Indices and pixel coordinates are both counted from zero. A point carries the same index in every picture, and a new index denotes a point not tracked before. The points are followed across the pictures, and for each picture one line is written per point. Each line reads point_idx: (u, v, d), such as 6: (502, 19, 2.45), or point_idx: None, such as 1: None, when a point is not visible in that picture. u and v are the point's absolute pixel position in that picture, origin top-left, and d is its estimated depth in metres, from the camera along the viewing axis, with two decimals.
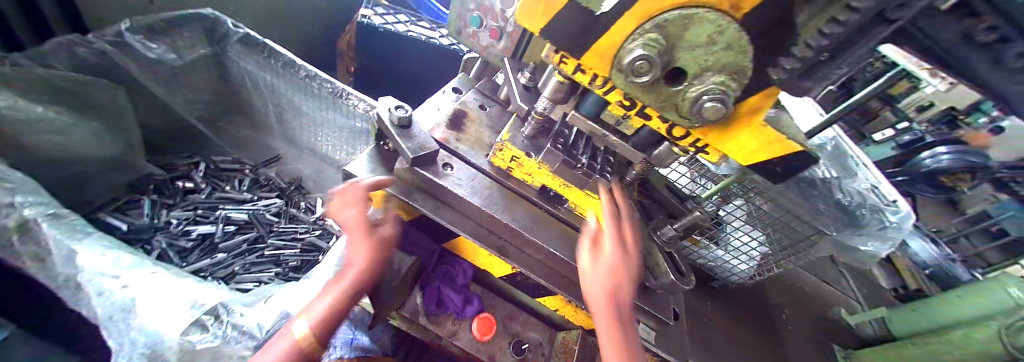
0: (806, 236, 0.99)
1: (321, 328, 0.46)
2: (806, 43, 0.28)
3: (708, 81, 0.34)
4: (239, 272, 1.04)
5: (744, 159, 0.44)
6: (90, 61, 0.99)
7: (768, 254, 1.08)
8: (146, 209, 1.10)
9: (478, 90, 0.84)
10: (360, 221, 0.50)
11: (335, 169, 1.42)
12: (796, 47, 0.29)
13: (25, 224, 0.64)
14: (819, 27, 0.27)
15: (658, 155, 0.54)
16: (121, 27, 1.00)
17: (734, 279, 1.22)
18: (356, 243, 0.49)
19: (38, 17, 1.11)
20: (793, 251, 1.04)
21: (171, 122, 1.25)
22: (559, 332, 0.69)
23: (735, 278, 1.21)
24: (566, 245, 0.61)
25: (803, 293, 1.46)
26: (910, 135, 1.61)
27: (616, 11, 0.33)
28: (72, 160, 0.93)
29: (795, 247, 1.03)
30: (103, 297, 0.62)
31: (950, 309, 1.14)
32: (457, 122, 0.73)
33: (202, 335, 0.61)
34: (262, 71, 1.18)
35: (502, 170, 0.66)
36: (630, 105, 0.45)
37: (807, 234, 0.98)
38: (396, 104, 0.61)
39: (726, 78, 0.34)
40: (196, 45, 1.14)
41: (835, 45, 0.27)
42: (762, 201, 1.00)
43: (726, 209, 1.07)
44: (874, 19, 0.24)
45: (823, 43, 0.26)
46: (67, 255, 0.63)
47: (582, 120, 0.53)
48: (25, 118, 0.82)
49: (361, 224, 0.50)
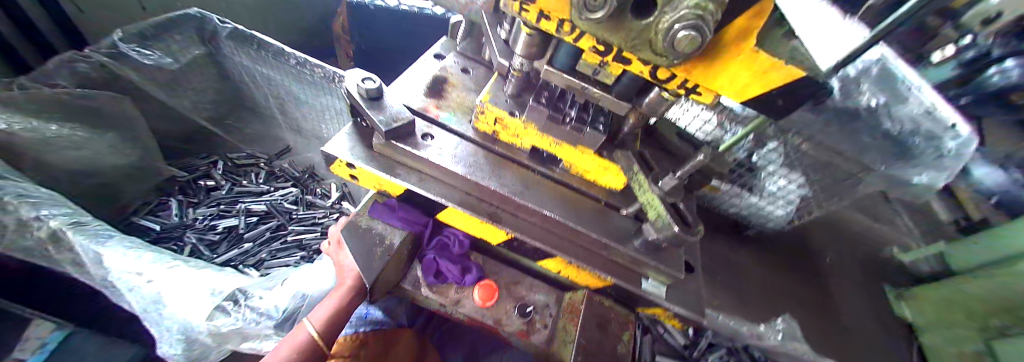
0: (851, 174, 0.89)
1: (328, 322, 0.51)
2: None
3: (678, 7, 0.27)
4: (267, 259, 1.11)
5: (739, 93, 0.37)
6: (92, 75, 1.02)
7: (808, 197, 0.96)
8: (174, 210, 1.18)
9: (460, 53, 0.78)
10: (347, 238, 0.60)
11: None
12: None
13: (55, 233, 0.69)
14: None
15: (649, 104, 0.47)
16: (114, 38, 1.02)
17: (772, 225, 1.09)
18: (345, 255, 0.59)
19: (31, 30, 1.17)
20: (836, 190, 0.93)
21: (183, 126, 1.29)
22: (566, 293, 0.68)
23: (773, 224, 1.08)
24: (560, 203, 0.59)
25: (855, 236, 1.35)
26: (975, 51, 0.96)
27: None
28: (97, 172, 1.00)
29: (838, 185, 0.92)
30: (135, 292, 0.68)
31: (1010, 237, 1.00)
32: (438, 89, 0.69)
33: (225, 319, 0.65)
34: (256, 64, 1.18)
35: (489, 135, 0.62)
36: (605, 50, 0.38)
37: (852, 171, 0.88)
38: (364, 77, 0.58)
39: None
40: (189, 47, 1.14)
41: None
42: (800, 141, 0.92)
43: (760, 154, 0.93)
44: None
45: None
46: (95, 258, 0.68)
47: (557, 74, 0.47)
48: (43, 138, 0.86)
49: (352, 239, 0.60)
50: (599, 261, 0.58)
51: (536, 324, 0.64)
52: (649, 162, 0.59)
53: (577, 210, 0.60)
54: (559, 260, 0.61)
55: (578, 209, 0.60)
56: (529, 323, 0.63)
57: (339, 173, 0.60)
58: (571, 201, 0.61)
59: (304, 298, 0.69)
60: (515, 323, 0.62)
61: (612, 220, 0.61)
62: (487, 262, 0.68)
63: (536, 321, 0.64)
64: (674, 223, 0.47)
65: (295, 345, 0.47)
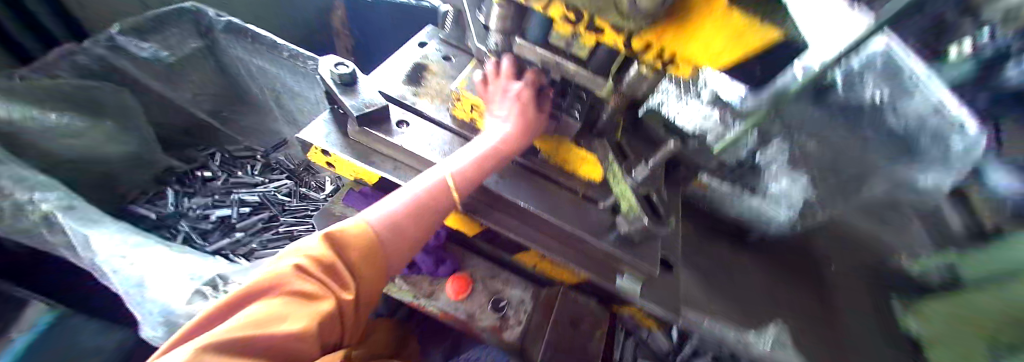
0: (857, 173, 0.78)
1: (464, 182, 0.46)
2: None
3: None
4: (258, 248, 1.14)
5: (711, 65, 0.34)
6: (92, 67, 1.02)
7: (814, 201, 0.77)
8: (170, 199, 1.22)
9: (444, 40, 0.76)
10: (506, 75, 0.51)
11: None
12: None
13: (48, 216, 0.77)
14: None
15: (629, 85, 0.43)
16: (111, 31, 1.02)
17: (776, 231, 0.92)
18: (507, 113, 0.49)
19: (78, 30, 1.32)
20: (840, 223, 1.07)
21: (185, 119, 1.31)
22: (544, 289, 0.66)
23: (777, 230, 0.85)
24: (538, 196, 0.57)
25: None
26: None
27: None
28: (96, 161, 1.05)
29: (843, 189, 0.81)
30: (119, 273, 0.71)
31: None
32: (417, 77, 0.66)
33: (203, 303, 0.67)
34: (252, 57, 1.17)
35: (466, 123, 0.61)
36: (576, 19, 0.37)
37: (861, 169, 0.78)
38: (337, 62, 0.58)
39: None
40: (187, 38, 1.13)
41: None
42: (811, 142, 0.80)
43: None
44: None
45: None
46: (83, 239, 0.74)
47: (531, 50, 0.46)
48: (42, 126, 0.90)
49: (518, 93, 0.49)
50: (575, 257, 0.56)
51: (511, 320, 0.60)
52: (626, 150, 0.57)
53: (557, 203, 0.57)
54: (535, 253, 0.60)
55: (556, 201, 0.57)
56: (504, 318, 0.60)
57: (316, 160, 0.60)
58: (547, 191, 0.58)
59: None
60: (490, 319, 0.60)
61: (589, 214, 0.57)
62: (465, 253, 0.67)
63: (509, 318, 0.61)
64: (645, 215, 0.46)
65: (404, 203, 0.41)
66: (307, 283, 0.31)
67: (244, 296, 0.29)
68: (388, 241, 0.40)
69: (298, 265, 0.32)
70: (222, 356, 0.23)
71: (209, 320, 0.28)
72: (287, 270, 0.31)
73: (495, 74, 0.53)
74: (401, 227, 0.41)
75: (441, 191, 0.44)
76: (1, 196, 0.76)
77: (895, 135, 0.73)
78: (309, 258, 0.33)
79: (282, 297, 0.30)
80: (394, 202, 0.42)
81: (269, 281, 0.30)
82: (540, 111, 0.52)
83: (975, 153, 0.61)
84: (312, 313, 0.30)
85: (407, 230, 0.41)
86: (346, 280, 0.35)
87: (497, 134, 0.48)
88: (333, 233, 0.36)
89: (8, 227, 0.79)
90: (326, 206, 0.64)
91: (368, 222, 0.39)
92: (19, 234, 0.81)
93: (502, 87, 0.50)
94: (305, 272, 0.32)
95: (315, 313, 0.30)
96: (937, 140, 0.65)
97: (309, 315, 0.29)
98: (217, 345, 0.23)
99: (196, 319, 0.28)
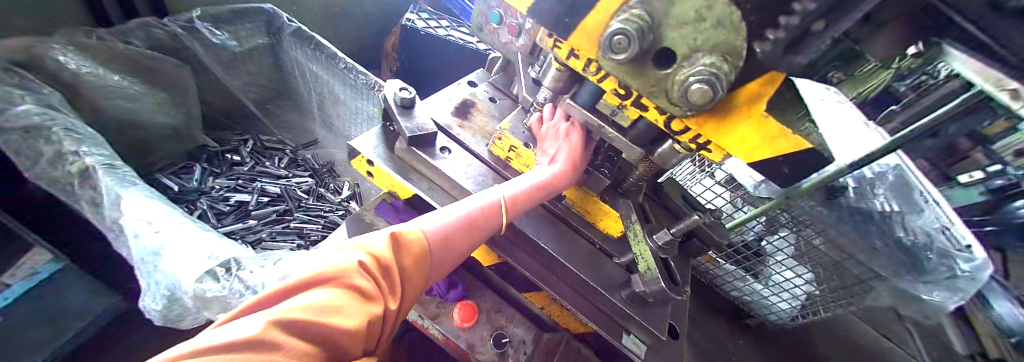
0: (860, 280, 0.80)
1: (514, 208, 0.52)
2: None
3: (629, 10, 0.31)
4: (266, 239, 1.15)
5: (744, 157, 0.38)
6: (164, 42, 1.10)
7: (816, 295, 0.89)
8: (196, 175, 1.25)
9: (492, 84, 0.84)
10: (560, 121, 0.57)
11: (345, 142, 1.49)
12: (709, 54, 0.31)
13: (86, 170, 0.77)
14: (714, 67, 0.30)
15: (661, 154, 0.49)
16: (192, 15, 1.11)
17: (774, 319, 1.04)
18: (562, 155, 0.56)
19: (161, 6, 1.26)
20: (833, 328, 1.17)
21: (231, 103, 1.39)
22: (546, 333, 0.66)
23: (775, 318, 1.04)
24: (557, 240, 0.59)
25: (858, 349, 1.14)
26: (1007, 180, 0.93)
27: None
28: (141, 127, 1.10)
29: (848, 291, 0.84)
30: (138, 239, 0.72)
31: None
32: (464, 111, 0.73)
33: (214, 284, 0.69)
34: (309, 61, 1.27)
35: (501, 160, 0.65)
36: (625, 94, 0.42)
37: None
38: (401, 87, 0.64)
39: (651, 21, 0.31)
40: (256, 35, 1.26)
41: (791, 38, 0.25)
42: (816, 238, 0.80)
43: (781, 273, 0.95)
44: (805, 34, 0.25)
45: (768, 48, 0.26)
46: (114, 198, 0.76)
47: (577, 109, 0.50)
48: (105, 85, 0.96)
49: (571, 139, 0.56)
50: (585, 307, 0.57)
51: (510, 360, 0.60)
52: (648, 214, 0.60)
53: (575, 251, 0.59)
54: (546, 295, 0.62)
55: (573, 248, 0.60)
56: (503, 356, 0.60)
57: (357, 168, 0.64)
58: (566, 237, 0.61)
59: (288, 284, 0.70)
60: (489, 354, 0.60)
61: (604, 268, 0.59)
62: (475, 283, 0.68)
63: (509, 356, 0.60)
64: (661, 278, 0.48)
65: (454, 220, 0.47)
66: (364, 280, 0.34)
67: (305, 283, 0.32)
68: (435, 250, 0.45)
69: (360, 262, 0.35)
70: (280, 331, 0.26)
71: (269, 300, 0.31)
72: (351, 265, 0.34)
73: (550, 117, 0.60)
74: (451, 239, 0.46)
75: (489, 214, 0.50)
76: (48, 139, 0.77)
77: (900, 246, 0.63)
78: (370, 257, 0.37)
79: (343, 290, 0.32)
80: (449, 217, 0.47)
81: (333, 272, 0.33)
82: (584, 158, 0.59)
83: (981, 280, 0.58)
84: (364, 312, 0.32)
85: (456, 242, 0.47)
86: (392, 285, 0.38)
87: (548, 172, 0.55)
88: (394, 237, 0.40)
89: (40, 173, 0.78)
90: (355, 213, 0.67)
91: (423, 232, 0.44)
92: (44, 181, 0.78)
93: (553, 133, 0.58)
94: (365, 270, 0.35)
95: (365, 312, 0.33)
96: (944, 258, 0.61)
97: (360, 312, 0.32)
98: (283, 321, 0.27)
99: (261, 295, 0.31)
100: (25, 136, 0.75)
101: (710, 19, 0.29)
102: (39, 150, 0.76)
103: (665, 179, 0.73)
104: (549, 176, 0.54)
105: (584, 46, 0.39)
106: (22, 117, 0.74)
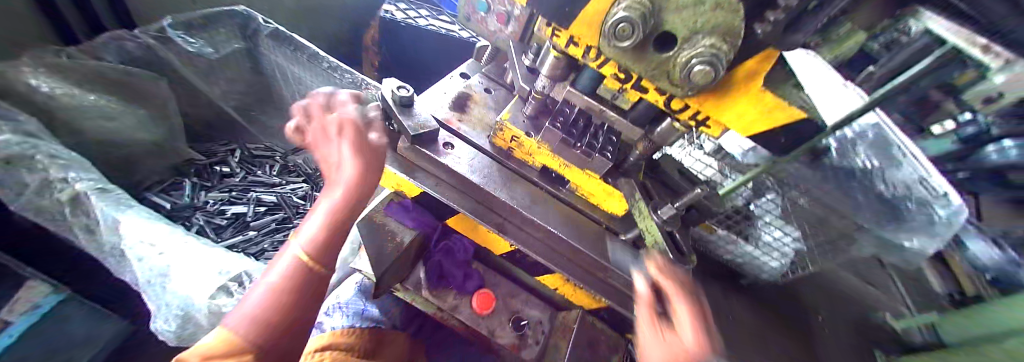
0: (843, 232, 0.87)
1: (322, 238, 0.39)
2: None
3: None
4: (268, 249, 1.14)
5: (744, 130, 0.40)
6: (137, 54, 1.07)
7: (803, 252, 0.92)
8: (187, 190, 1.23)
9: (484, 74, 0.84)
10: (324, 131, 0.47)
11: None
12: (709, 36, 0.32)
13: (77, 196, 0.76)
14: (714, 51, 0.32)
15: (659, 133, 0.51)
16: (164, 24, 1.09)
17: (766, 277, 1.04)
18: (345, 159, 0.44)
19: (126, 17, 1.23)
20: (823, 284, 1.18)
21: (210, 112, 1.34)
22: (560, 312, 0.70)
23: (768, 276, 1.03)
24: (565, 224, 0.61)
25: (844, 298, 1.17)
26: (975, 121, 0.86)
27: None
28: (122, 145, 1.05)
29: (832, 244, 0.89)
30: (143, 261, 0.72)
31: None
32: (461, 104, 0.74)
33: (227, 299, 0.69)
34: (289, 63, 1.23)
35: (503, 150, 0.66)
36: (625, 78, 0.44)
37: None
38: (398, 85, 0.64)
39: (652, 6, 0.32)
40: (231, 40, 1.21)
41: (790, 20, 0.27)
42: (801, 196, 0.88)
43: (769, 233, 0.96)
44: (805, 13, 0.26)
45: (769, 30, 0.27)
46: (111, 223, 0.74)
47: (578, 96, 0.52)
48: (80, 105, 0.93)
49: (346, 134, 0.46)
50: (599, 285, 0.59)
51: (529, 340, 0.64)
52: (651, 192, 0.63)
53: (583, 231, 0.62)
54: (560, 277, 0.66)
55: (581, 229, 0.62)
56: (522, 337, 0.64)
57: None
58: (573, 220, 0.63)
59: None
60: (508, 337, 0.63)
61: (612, 245, 0.62)
62: (488, 272, 0.70)
63: (528, 337, 0.64)
64: (669, 251, 0.50)
65: (277, 274, 0.36)
66: None
67: None
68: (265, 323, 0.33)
69: None
70: None
71: None
72: None
73: (308, 124, 0.49)
74: (279, 302, 0.34)
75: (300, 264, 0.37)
76: (26, 165, 0.72)
77: (883, 200, 0.69)
78: None
79: None
80: (255, 292, 0.35)
81: None
82: (372, 139, 0.48)
83: (958, 224, 0.55)
84: None
85: (285, 303, 0.34)
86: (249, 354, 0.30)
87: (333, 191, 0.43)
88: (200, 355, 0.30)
89: (27, 204, 0.73)
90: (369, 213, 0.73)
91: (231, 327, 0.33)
92: (31, 212, 0.74)
93: (325, 136, 0.47)
94: None
95: None
96: (924, 207, 0.58)
97: None
98: None
99: None
100: (5, 167, 0.69)
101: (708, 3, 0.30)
102: (22, 180, 0.72)
103: (660, 154, 0.76)
104: (344, 188, 0.42)
105: (585, 33, 0.40)
106: (1, 147, 0.69)
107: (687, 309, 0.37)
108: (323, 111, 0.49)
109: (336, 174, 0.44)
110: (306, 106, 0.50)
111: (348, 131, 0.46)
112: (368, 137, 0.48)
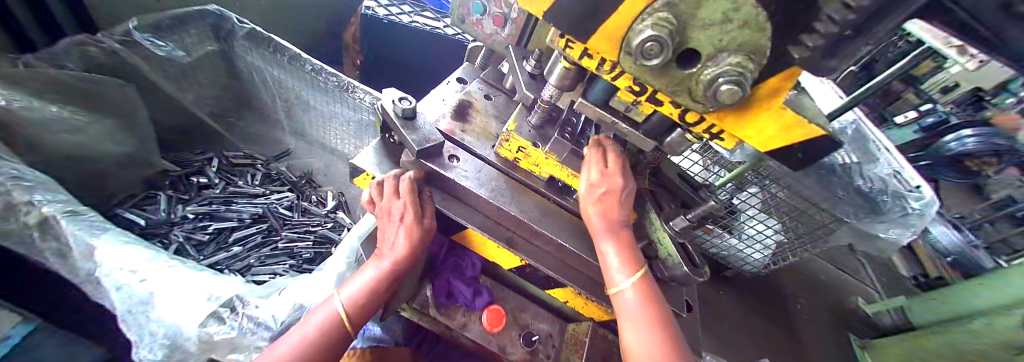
0: (822, 224, 0.90)
1: (359, 303, 0.53)
2: (829, 15, 0.25)
3: (656, 13, 0.30)
4: (254, 264, 1.09)
5: (760, 145, 0.41)
6: (101, 60, 0.99)
7: (784, 243, 1.02)
8: (163, 205, 1.15)
9: (483, 80, 0.82)
10: (387, 209, 0.54)
11: (341, 161, 1.45)
12: (735, 54, 0.31)
13: (45, 220, 0.69)
14: (739, 71, 0.31)
15: (671, 142, 0.51)
16: (129, 26, 0.99)
17: (749, 268, 1.19)
18: (397, 238, 0.54)
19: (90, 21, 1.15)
20: (802, 275, 1.43)
21: (185, 119, 1.26)
22: (569, 324, 0.70)
23: (749, 267, 1.20)
24: (575, 235, 0.59)
25: (820, 282, 1.43)
26: (935, 117, 1.55)
27: (612, 7, 0.33)
28: (90, 159, 0.97)
29: (812, 234, 0.94)
30: (122, 290, 0.67)
31: (959, 302, 1.07)
32: (462, 112, 0.72)
33: (219, 327, 0.65)
34: (268, 66, 1.17)
35: (509, 161, 0.64)
36: (640, 91, 0.43)
37: (824, 222, 0.90)
38: (399, 96, 0.61)
39: (679, 23, 0.31)
40: (204, 41, 1.13)
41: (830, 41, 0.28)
42: (779, 190, 0.90)
43: (754, 226, 1.04)
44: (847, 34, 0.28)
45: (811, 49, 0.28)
46: (86, 249, 0.69)
47: (590, 108, 0.50)
48: (43, 118, 0.85)
49: (410, 216, 0.53)
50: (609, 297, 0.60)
51: (540, 355, 0.64)
52: (660, 201, 0.63)
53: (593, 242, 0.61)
54: (569, 290, 0.65)
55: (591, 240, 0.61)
56: (533, 353, 0.63)
57: (361, 185, 0.64)
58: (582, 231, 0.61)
59: (303, 309, 0.71)
60: (519, 353, 0.63)
61: None
62: (496, 286, 0.69)
63: (539, 352, 0.64)
64: (684, 263, 0.52)
65: (319, 323, 0.50)
66: None
67: None
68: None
69: None
70: None
71: None
72: None
73: (378, 195, 0.55)
74: (309, 351, 0.47)
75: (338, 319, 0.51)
76: None
77: (860, 194, 0.88)
78: None
79: None
80: (297, 334, 0.48)
81: None
82: (429, 223, 0.56)
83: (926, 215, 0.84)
84: None
85: (317, 353, 0.47)
86: None
87: (382, 261, 0.55)
88: None
89: None
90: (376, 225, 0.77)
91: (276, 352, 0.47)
92: None
93: (388, 210, 0.54)
94: None
95: None
96: (898, 199, 0.85)
97: None
98: None
99: None
100: None
101: (737, 20, 0.29)
102: None
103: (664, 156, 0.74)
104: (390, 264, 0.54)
105: (601, 49, 0.38)
106: None
107: (594, 164, 0.51)
108: (394, 179, 0.55)
109: (389, 247, 0.55)
110: (380, 181, 0.56)
111: (411, 217, 0.53)
112: (428, 221, 0.56)
